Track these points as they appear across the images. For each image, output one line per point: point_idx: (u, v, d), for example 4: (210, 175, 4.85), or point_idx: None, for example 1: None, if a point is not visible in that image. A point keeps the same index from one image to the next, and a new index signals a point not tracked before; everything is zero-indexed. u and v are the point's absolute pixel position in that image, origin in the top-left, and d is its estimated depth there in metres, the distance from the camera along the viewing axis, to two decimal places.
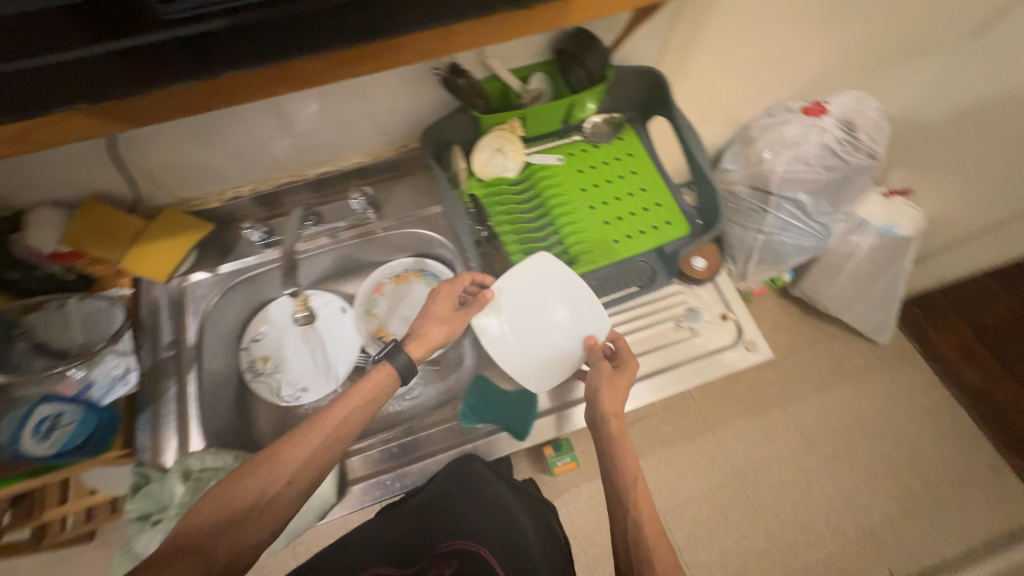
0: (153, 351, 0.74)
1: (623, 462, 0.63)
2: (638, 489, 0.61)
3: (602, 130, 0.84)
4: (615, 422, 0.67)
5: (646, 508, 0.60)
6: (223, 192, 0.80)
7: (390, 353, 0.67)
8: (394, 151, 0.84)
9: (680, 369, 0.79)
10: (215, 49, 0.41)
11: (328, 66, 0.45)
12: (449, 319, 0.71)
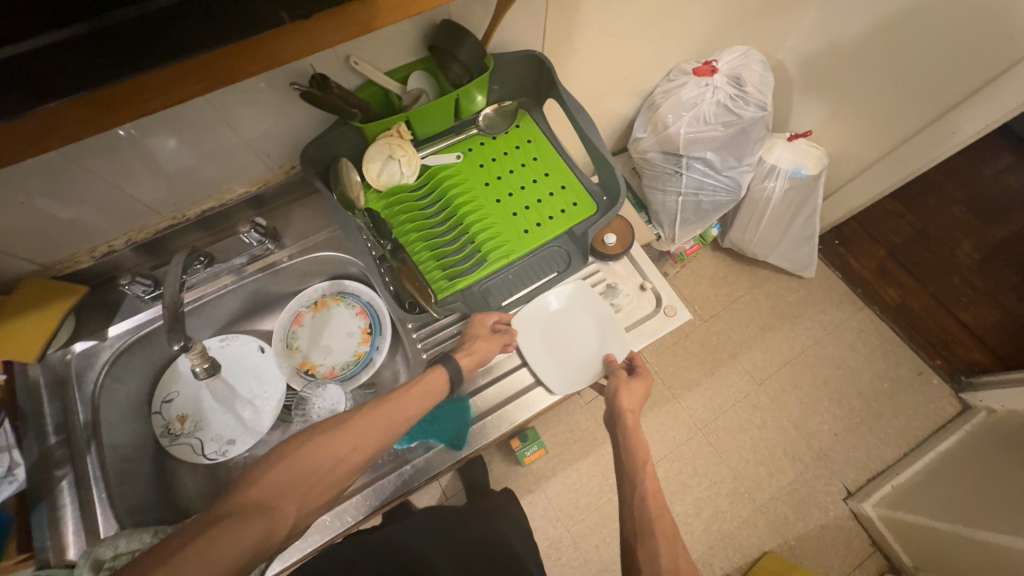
0: (39, 442, 0.66)
1: (635, 451, 0.67)
2: (646, 466, 0.64)
3: (496, 121, 0.82)
4: (631, 418, 0.70)
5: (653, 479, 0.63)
6: (93, 249, 0.72)
7: (443, 358, 0.69)
8: (283, 174, 0.79)
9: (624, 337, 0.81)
10: (44, 68, 0.31)
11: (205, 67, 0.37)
12: (490, 336, 0.74)
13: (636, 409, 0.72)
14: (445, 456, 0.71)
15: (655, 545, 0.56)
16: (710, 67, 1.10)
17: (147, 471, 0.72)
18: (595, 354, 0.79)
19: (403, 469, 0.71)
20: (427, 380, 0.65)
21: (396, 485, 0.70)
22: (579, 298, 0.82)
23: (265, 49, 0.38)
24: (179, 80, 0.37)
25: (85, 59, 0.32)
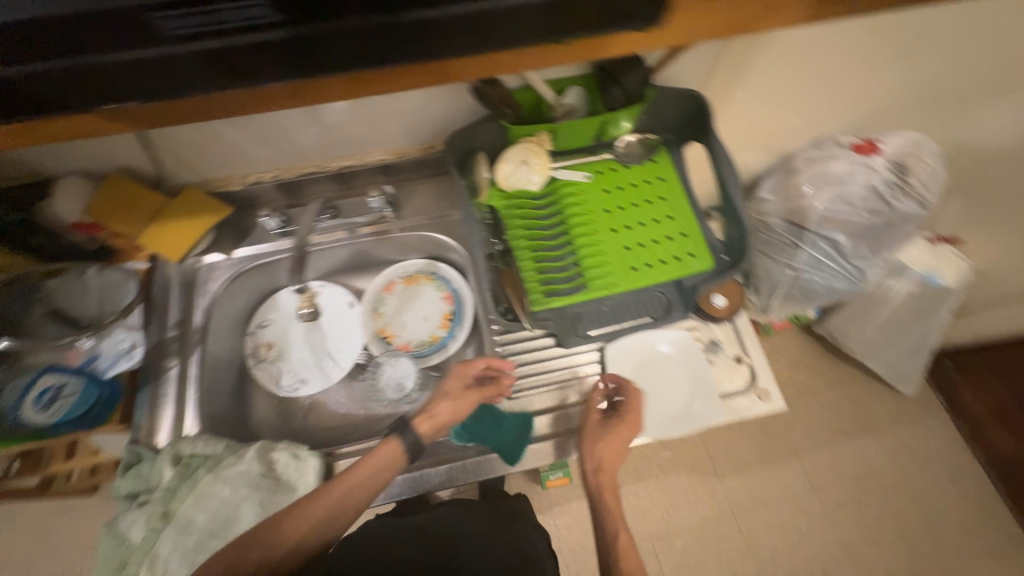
0: (159, 330, 0.75)
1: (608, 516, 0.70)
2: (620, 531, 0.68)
3: (634, 150, 0.80)
4: (595, 478, 0.69)
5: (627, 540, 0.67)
6: (246, 175, 0.80)
7: (399, 430, 0.66)
8: (421, 151, 0.82)
9: (717, 404, 0.75)
10: (301, 53, 0.35)
11: (421, 73, 0.39)
12: (459, 396, 0.69)
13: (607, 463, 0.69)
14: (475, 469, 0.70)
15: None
16: (872, 146, 1.02)
17: (231, 384, 0.78)
18: (682, 409, 0.75)
19: (418, 473, 0.71)
20: (374, 454, 0.64)
21: (417, 483, 0.70)
22: (682, 349, 0.78)
23: (511, 59, 0.39)
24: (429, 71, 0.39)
25: (369, 43, 0.35)
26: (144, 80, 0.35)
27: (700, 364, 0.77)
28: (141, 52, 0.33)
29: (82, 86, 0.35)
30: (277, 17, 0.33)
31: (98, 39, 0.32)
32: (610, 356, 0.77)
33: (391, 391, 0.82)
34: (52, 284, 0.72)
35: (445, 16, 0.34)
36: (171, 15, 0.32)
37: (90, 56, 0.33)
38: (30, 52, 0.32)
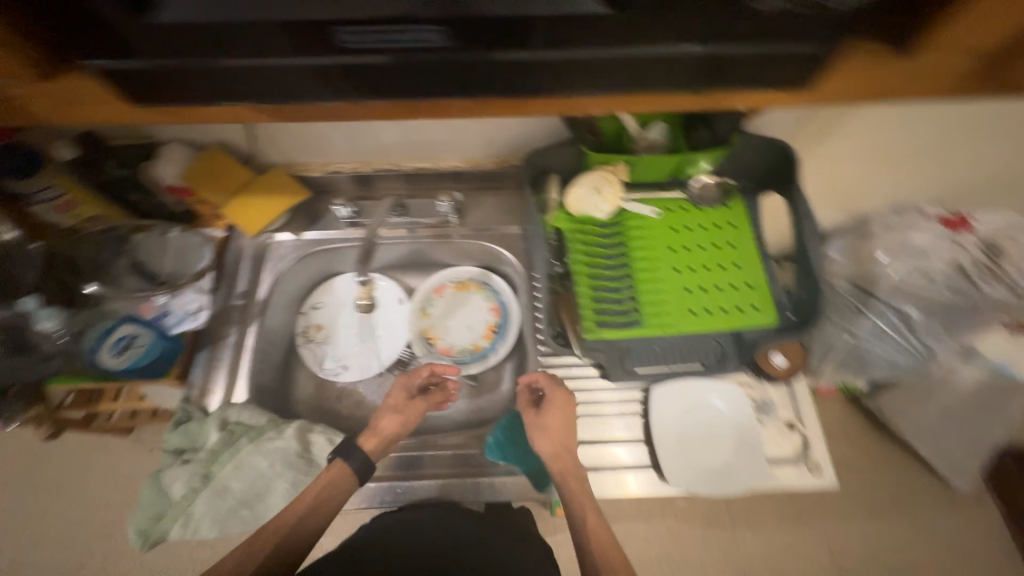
0: (226, 297, 0.79)
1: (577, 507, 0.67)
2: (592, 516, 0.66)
3: (710, 193, 0.78)
4: (557, 466, 0.67)
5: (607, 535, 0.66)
6: (327, 164, 0.84)
7: (346, 452, 0.63)
8: (494, 163, 0.85)
9: (764, 469, 0.71)
10: (455, 77, 0.37)
11: (556, 105, 0.40)
12: (405, 406, 0.74)
13: (563, 445, 0.69)
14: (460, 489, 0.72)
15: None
16: (964, 222, 0.96)
17: (279, 359, 0.81)
18: (726, 468, 0.71)
19: (396, 483, 0.73)
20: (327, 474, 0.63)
21: (399, 494, 0.73)
22: (733, 404, 0.74)
23: (636, 102, 0.40)
24: (553, 101, 0.40)
25: (509, 73, 0.37)
26: (302, 84, 0.37)
27: (750, 424, 0.73)
28: (310, 59, 0.35)
29: (242, 84, 0.37)
30: (443, 42, 0.34)
31: (280, 45, 0.34)
32: (657, 399, 0.74)
33: None
34: (138, 239, 0.78)
35: (599, 58, 0.36)
36: (344, 31, 0.34)
37: (263, 59, 0.35)
38: (214, 48, 0.34)
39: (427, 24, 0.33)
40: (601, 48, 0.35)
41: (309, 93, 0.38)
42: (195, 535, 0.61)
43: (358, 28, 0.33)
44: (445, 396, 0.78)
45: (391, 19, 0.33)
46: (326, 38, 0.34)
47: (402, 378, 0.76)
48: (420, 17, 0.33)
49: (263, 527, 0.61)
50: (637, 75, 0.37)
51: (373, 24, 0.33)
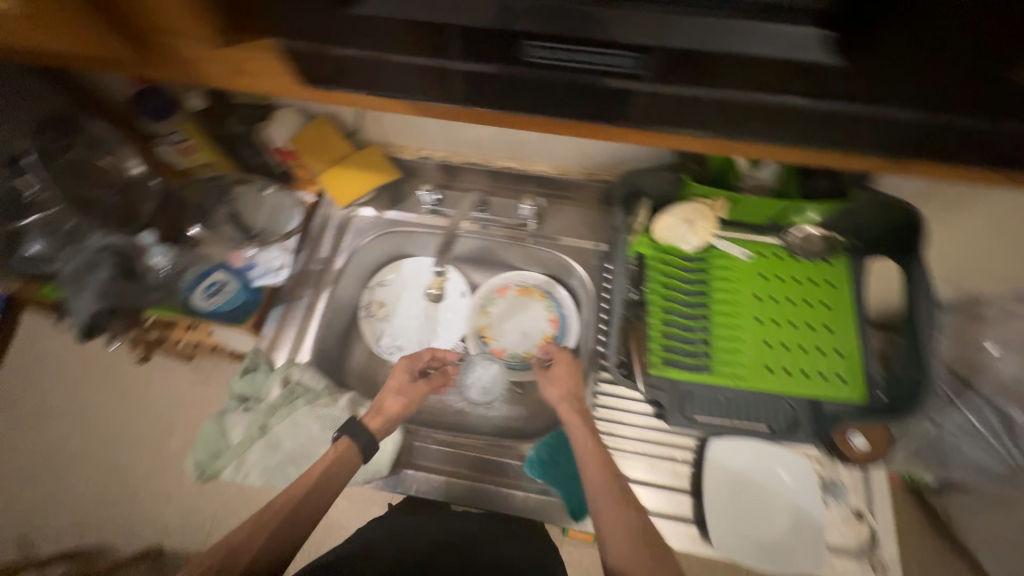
0: (307, 260, 0.82)
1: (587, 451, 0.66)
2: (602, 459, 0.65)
3: (813, 245, 0.72)
4: (564, 407, 0.70)
5: (614, 481, 0.63)
6: (420, 149, 0.85)
7: (351, 429, 0.65)
8: (582, 175, 0.84)
9: (820, 556, 0.64)
10: (633, 104, 0.39)
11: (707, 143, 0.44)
12: (407, 388, 0.72)
13: (573, 391, 0.71)
14: (469, 494, 0.71)
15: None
16: None
17: (341, 328, 0.83)
18: (778, 545, 0.65)
19: (432, 476, 0.72)
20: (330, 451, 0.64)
21: (434, 487, 0.71)
22: (799, 477, 0.67)
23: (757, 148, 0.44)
24: (667, 136, 0.44)
25: (682, 105, 0.39)
26: (490, 91, 0.40)
27: (815, 503, 0.66)
28: (508, 70, 0.38)
29: (433, 84, 0.40)
30: (638, 71, 0.37)
31: (483, 53, 0.37)
32: (715, 453, 0.68)
33: (475, 392, 0.81)
34: (239, 192, 0.82)
35: (775, 109, 0.38)
36: (548, 49, 0.36)
37: (464, 63, 0.38)
38: (418, 48, 0.37)
39: (616, 49, 0.35)
40: (761, 94, 0.37)
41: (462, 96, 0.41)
42: (244, 480, 0.65)
43: (548, 46, 0.36)
44: (445, 379, 0.77)
45: (559, 39, 0.35)
46: (511, 49, 0.36)
47: (402, 362, 0.74)
48: (604, 44, 0.35)
49: (270, 506, 0.60)
50: (785, 123, 0.39)
51: (561, 44, 0.36)
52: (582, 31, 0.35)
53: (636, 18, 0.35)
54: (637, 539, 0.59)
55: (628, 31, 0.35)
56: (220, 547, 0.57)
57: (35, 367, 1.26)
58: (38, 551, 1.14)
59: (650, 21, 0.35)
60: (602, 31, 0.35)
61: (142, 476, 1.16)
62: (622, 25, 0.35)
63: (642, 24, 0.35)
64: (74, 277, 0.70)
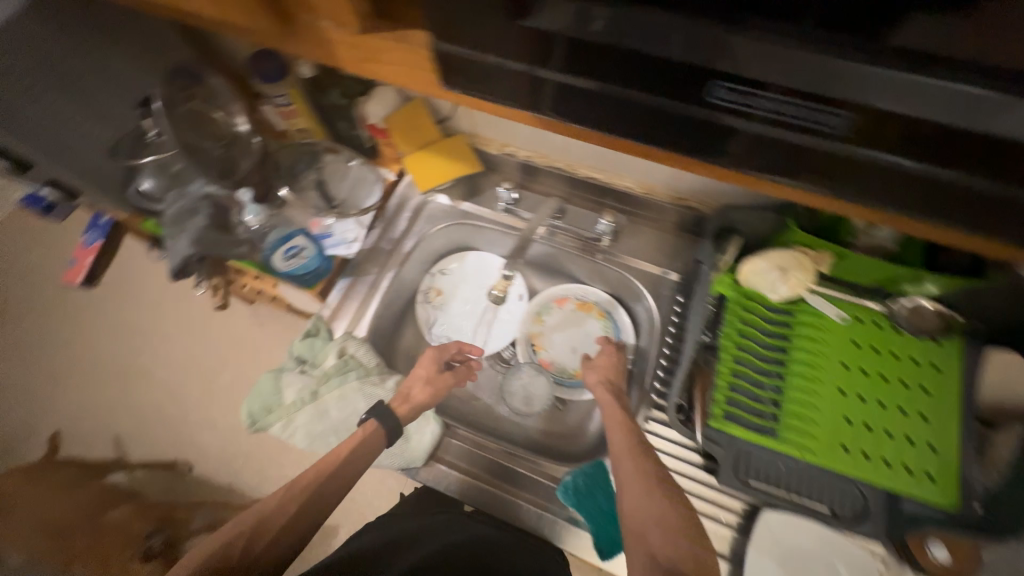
0: (379, 237, 0.84)
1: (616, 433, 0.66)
2: (633, 440, 0.65)
3: (924, 320, 0.62)
4: (599, 389, 0.72)
5: (635, 446, 0.64)
6: (505, 145, 0.84)
7: (378, 414, 0.65)
8: (669, 199, 0.79)
9: None
10: (804, 161, 0.36)
11: (856, 210, 0.41)
12: (433, 380, 0.71)
13: (609, 378, 0.73)
14: (482, 497, 0.70)
15: (651, 536, 0.56)
16: None
17: (399, 310, 0.85)
18: None
19: (464, 478, 0.72)
20: (358, 432, 0.65)
21: (464, 489, 0.71)
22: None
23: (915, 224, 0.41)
24: (807, 197, 0.42)
25: (855, 170, 0.36)
26: (649, 121, 0.38)
27: None
28: (682, 106, 0.36)
29: (591, 107, 0.39)
30: (836, 130, 0.34)
31: (658, 84, 0.35)
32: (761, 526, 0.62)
33: (517, 401, 0.79)
34: (328, 160, 0.85)
35: (959, 191, 0.34)
36: (735, 91, 0.34)
37: (636, 91, 0.36)
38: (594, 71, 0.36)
39: (823, 106, 0.33)
40: (950, 175, 0.33)
41: (621, 126, 0.40)
42: (290, 438, 0.69)
43: (730, 89, 0.34)
44: (469, 373, 0.75)
45: (704, 71, 0.33)
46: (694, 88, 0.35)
47: (429, 353, 0.72)
48: (792, 93, 0.33)
49: (301, 478, 0.60)
50: (961, 207, 0.35)
51: (744, 87, 0.33)
52: (710, 60, 0.33)
53: (768, 54, 0.31)
54: (647, 488, 0.59)
55: (769, 70, 0.32)
56: (251, 514, 0.57)
57: (123, 283, 1.39)
58: (99, 445, 1.26)
59: (790, 58, 0.31)
60: (729, 65, 0.33)
61: (194, 401, 1.27)
62: (757, 59, 0.32)
63: (775, 59, 0.31)
64: (176, 219, 0.75)
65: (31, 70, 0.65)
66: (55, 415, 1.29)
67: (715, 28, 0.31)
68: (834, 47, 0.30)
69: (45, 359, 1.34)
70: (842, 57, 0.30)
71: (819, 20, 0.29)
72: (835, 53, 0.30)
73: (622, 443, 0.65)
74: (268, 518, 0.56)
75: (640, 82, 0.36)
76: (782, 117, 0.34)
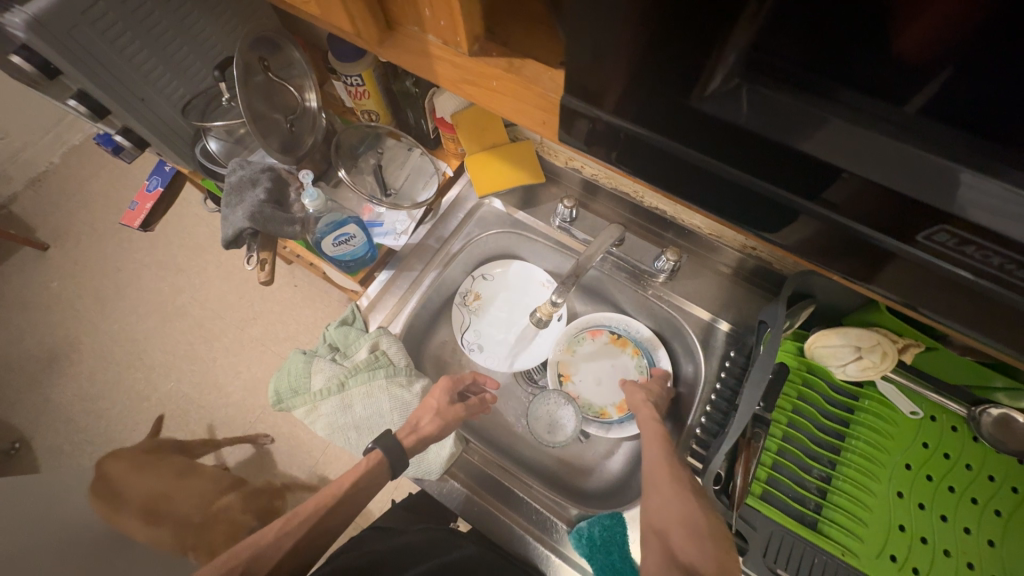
0: (428, 233, 0.82)
1: (647, 442, 0.64)
2: (666, 447, 0.63)
3: (1015, 437, 0.55)
4: (645, 410, 0.69)
5: (669, 459, 0.61)
6: (571, 159, 0.80)
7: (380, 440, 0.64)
8: (737, 246, 0.74)
9: None
10: (961, 299, 0.30)
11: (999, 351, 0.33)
12: (444, 409, 0.68)
13: (653, 399, 0.71)
14: (482, 518, 0.68)
15: (673, 532, 0.53)
16: None
17: (435, 311, 0.83)
18: None
19: (474, 499, 0.69)
20: (364, 460, 0.64)
21: (473, 511, 0.68)
22: None
23: None
24: (931, 320, 0.35)
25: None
26: (775, 213, 0.33)
27: None
28: (826, 212, 0.30)
29: (709, 187, 0.34)
30: None
31: (807, 182, 0.30)
32: None
33: (544, 428, 0.76)
34: (389, 144, 0.86)
35: None
36: (936, 235, 0.28)
37: (775, 186, 0.31)
38: (733, 156, 0.31)
39: None
40: None
41: (760, 218, 0.34)
42: (312, 424, 0.69)
43: (956, 236, 0.27)
44: (482, 407, 0.73)
45: (827, 166, 0.28)
46: (907, 225, 0.28)
47: (443, 381, 0.70)
48: None
49: (301, 511, 0.62)
50: None
51: (976, 240, 0.26)
52: (805, 134, 0.27)
53: (884, 149, 0.26)
54: (678, 493, 0.56)
55: (907, 180, 0.26)
56: (246, 551, 0.58)
57: (175, 224, 1.44)
58: (130, 374, 1.32)
59: (888, 151, 0.26)
60: (809, 145, 0.28)
61: (223, 347, 1.32)
62: (848, 148, 0.27)
63: (871, 148, 0.26)
64: (236, 187, 0.72)
65: (120, 18, 0.65)
66: (95, 337, 1.36)
67: (789, 96, 0.26)
68: (939, 143, 0.24)
69: (94, 283, 1.41)
70: (965, 169, 0.24)
71: (921, 108, 0.24)
72: (939, 151, 0.25)
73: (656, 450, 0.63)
74: (270, 543, 0.59)
75: (746, 163, 0.31)
76: (1009, 277, 0.27)
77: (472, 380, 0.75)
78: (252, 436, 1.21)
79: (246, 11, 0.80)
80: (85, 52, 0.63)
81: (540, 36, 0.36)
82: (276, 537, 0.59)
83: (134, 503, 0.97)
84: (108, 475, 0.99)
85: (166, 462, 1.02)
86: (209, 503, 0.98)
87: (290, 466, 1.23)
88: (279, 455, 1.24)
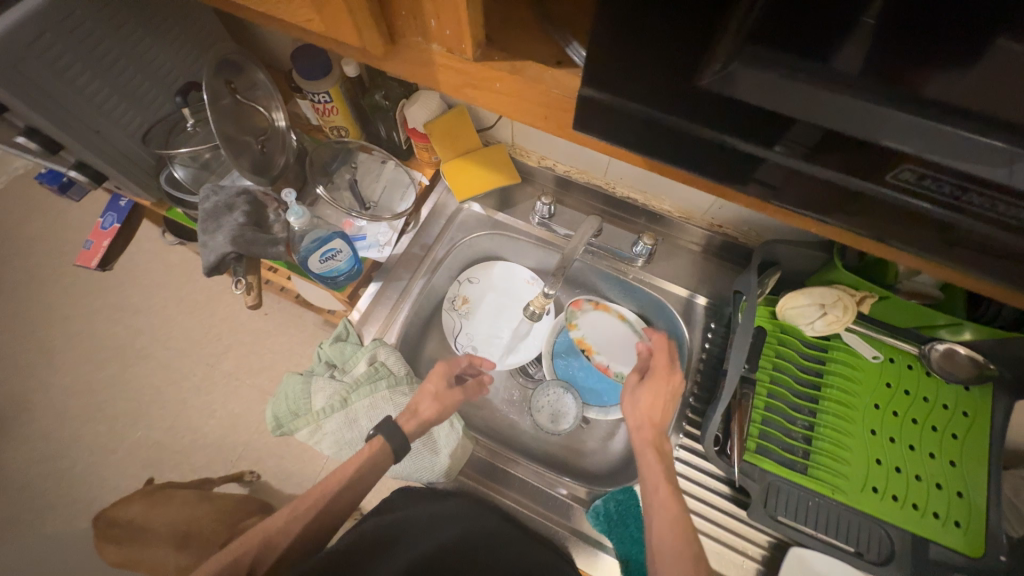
0: (411, 242, 0.83)
1: (653, 510, 0.58)
2: (673, 514, 0.57)
3: (959, 366, 0.62)
4: (637, 437, 0.65)
5: (682, 533, 0.56)
6: (544, 159, 0.83)
7: (386, 432, 0.63)
8: (706, 225, 0.79)
9: None
10: (935, 233, 0.31)
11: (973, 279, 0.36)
12: (442, 395, 0.69)
13: (654, 422, 0.66)
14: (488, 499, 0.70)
15: None
16: None
17: (426, 317, 0.84)
18: None
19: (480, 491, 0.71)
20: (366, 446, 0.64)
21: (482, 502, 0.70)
22: None
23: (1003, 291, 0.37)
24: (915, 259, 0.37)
25: (992, 253, 0.31)
26: (746, 170, 0.33)
27: None
28: (812, 168, 0.31)
29: (691, 151, 0.34)
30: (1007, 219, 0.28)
31: (771, 131, 0.30)
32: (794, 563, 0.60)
33: (546, 417, 0.78)
34: (361, 159, 0.86)
35: None
36: (904, 172, 0.28)
37: (751, 145, 0.31)
38: (697, 113, 0.31)
39: (1002, 196, 0.26)
40: None
41: (738, 177, 0.34)
42: (317, 444, 0.69)
43: (917, 173, 0.28)
44: (480, 390, 0.75)
45: (779, 116, 0.29)
46: (872, 169, 0.29)
47: (440, 367, 0.71)
48: (987, 183, 0.26)
49: (305, 497, 0.61)
50: None
51: (934, 175, 0.27)
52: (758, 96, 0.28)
53: (831, 103, 0.27)
54: None
55: (850, 123, 0.27)
56: (256, 536, 0.57)
57: (129, 264, 1.37)
58: (93, 422, 1.23)
59: (831, 105, 0.27)
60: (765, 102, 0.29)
61: (195, 384, 1.26)
62: (807, 104, 0.27)
63: (823, 102, 0.27)
64: (210, 214, 0.70)
65: (69, 48, 0.62)
66: (49, 388, 1.26)
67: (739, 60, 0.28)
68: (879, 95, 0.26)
69: (42, 331, 1.31)
70: (900, 112, 0.26)
71: (861, 66, 0.26)
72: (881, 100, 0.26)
73: (664, 520, 0.57)
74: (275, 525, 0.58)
75: (717, 120, 0.31)
76: (965, 206, 0.28)
77: (467, 363, 0.76)
78: (238, 474, 1.15)
79: (201, 36, 0.79)
80: (32, 84, 0.60)
81: (529, 41, 0.39)
82: (284, 525, 0.59)
83: (158, 538, 0.89)
84: (122, 520, 0.91)
85: (182, 494, 0.98)
86: (237, 521, 0.94)
87: (282, 490, 1.19)
88: (269, 482, 1.19)
